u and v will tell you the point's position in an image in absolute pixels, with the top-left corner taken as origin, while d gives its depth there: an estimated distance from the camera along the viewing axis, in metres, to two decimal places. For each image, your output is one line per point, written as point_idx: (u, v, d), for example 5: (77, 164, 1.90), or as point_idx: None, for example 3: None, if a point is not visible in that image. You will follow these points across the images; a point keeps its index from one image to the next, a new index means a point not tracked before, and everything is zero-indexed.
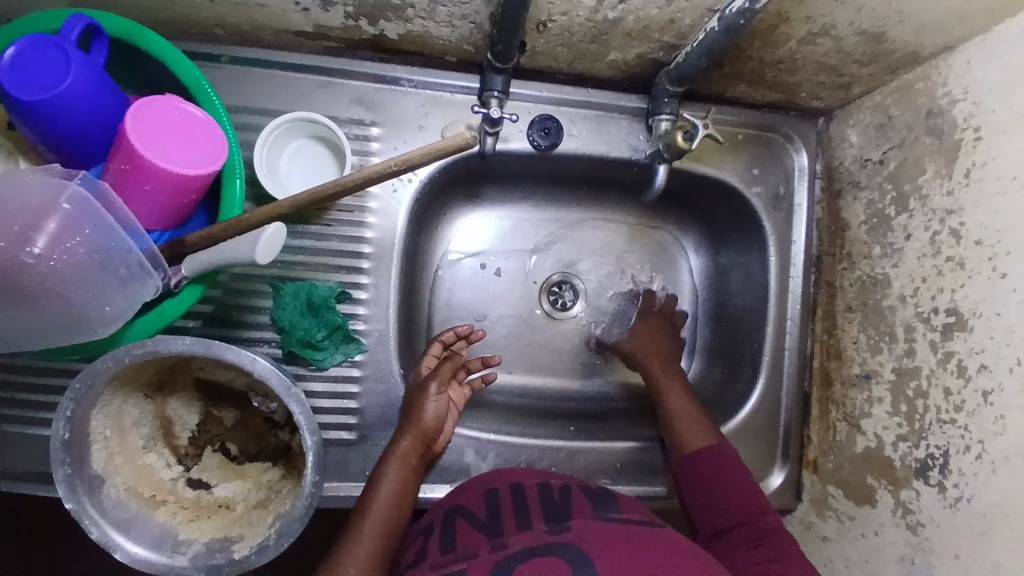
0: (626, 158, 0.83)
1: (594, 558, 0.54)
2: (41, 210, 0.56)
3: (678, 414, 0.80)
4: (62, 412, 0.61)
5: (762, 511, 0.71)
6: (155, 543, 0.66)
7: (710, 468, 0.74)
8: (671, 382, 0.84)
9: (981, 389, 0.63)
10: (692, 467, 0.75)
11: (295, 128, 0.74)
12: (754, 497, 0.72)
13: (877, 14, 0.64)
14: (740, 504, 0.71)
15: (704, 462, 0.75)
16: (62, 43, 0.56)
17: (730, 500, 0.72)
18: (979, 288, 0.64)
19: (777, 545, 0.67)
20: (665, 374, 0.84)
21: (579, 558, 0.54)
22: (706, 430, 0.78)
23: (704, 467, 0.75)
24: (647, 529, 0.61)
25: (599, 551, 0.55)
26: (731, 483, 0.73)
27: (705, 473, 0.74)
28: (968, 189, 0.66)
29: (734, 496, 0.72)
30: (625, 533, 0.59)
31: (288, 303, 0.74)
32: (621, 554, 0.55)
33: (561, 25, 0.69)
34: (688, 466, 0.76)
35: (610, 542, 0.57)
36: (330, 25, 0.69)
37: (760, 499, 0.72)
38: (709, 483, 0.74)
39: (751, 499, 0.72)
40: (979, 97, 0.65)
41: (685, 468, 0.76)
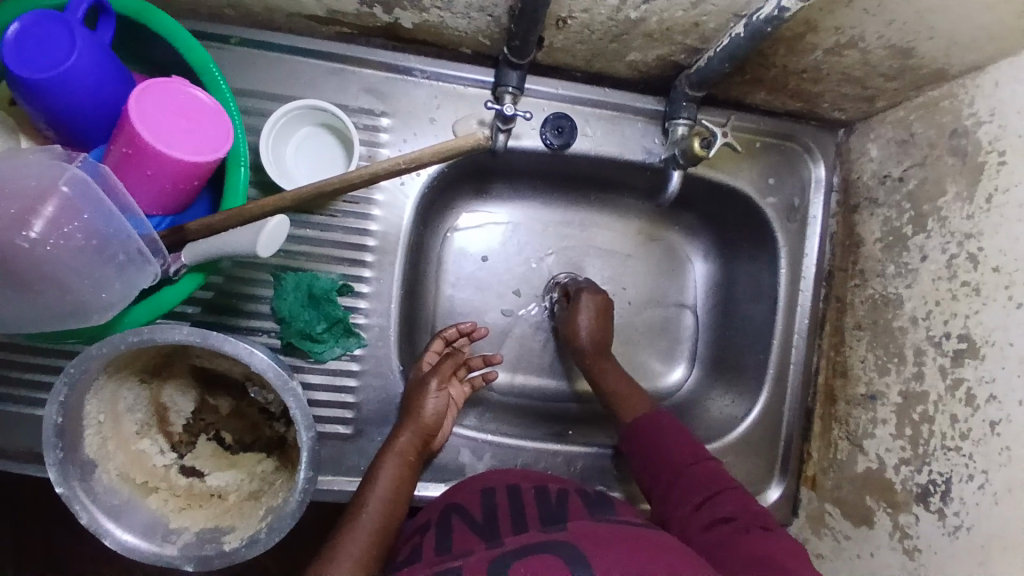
0: (639, 161, 0.81)
1: (591, 557, 0.54)
2: (39, 193, 0.55)
3: (617, 394, 0.80)
4: (55, 396, 0.60)
5: (699, 462, 0.71)
6: (146, 531, 0.65)
7: (649, 433, 0.75)
8: (603, 363, 0.83)
9: (990, 419, 0.62)
10: (635, 443, 0.75)
11: (303, 116, 0.72)
12: (693, 450, 0.72)
13: (908, 28, 0.62)
14: (680, 460, 0.71)
15: (643, 434, 0.75)
16: (66, 21, 0.55)
17: (669, 458, 0.72)
18: (994, 315, 0.63)
19: (722, 502, 0.67)
20: (597, 355, 0.83)
21: (574, 557, 0.54)
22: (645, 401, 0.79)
23: (643, 439, 0.75)
24: (638, 530, 0.60)
25: (597, 551, 0.55)
26: (670, 444, 0.73)
27: (646, 442, 0.74)
28: (989, 215, 0.64)
29: (673, 454, 0.72)
30: (619, 534, 0.58)
31: (289, 293, 0.72)
32: (619, 554, 0.55)
33: (581, 23, 0.67)
34: (630, 444, 0.76)
35: (608, 542, 0.56)
36: (343, 10, 0.67)
37: (699, 451, 0.72)
38: (652, 451, 0.73)
39: (691, 456, 0.71)
40: (1006, 119, 0.63)
41: (630, 446, 0.76)
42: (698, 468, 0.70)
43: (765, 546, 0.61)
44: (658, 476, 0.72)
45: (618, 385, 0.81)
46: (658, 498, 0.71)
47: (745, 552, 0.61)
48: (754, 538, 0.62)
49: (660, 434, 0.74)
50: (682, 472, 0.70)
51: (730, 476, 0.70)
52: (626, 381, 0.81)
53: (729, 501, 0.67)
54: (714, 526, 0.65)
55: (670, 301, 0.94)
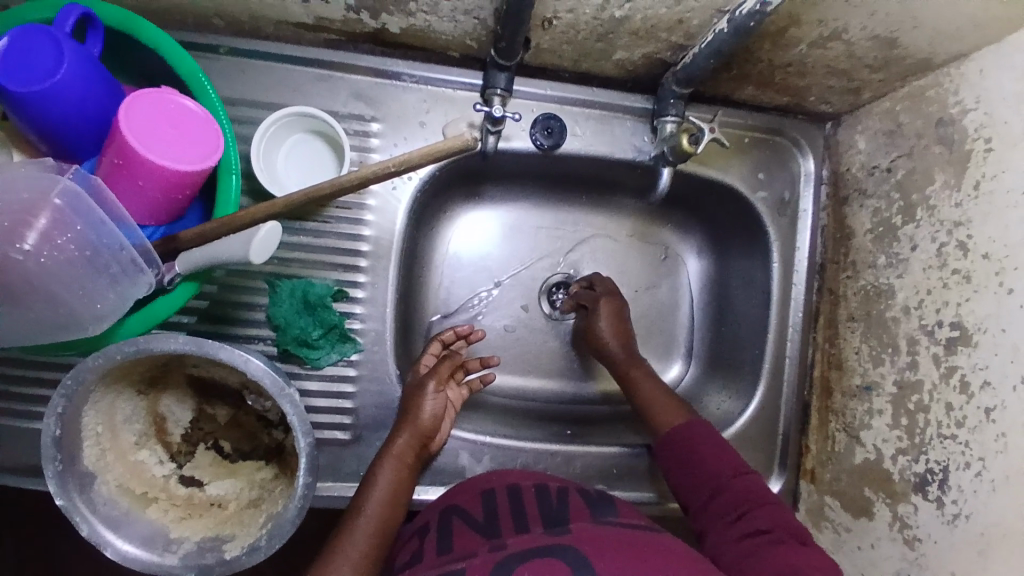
0: (630, 160, 0.81)
1: (593, 561, 0.54)
2: (29, 205, 0.55)
3: (652, 402, 0.80)
4: (52, 408, 0.60)
5: (739, 475, 0.71)
6: (146, 542, 0.65)
7: (688, 444, 0.75)
8: (635, 371, 0.82)
9: (984, 405, 0.62)
10: (672, 450, 0.75)
11: (293, 123, 0.73)
12: (734, 464, 0.72)
13: (890, 19, 0.63)
14: (720, 472, 0.72)
15: (682, 443, 0.75)
16: (54, 34, 0.55)
17: (708, 472, 0.72)
18: (986, 302, 0.63)
19: (759, 515, 0.67)
20: (629, 362, 0.83)
21: (578, 561, 0.54)
22: (681, 410, 0.79)
23: (682, 448, 0.75)
24: (645, 534, 0.61)
25: (599, 555, 0.55)
26: (711, 454, 0.73)
27: (684, 450, 0.74)
28: (977, 202, 0.65)
29: (712, 465, 0.72)
30: (622, 537, 0.59)
31: (284, 300, 0.73)
32: (621, 558, 0.55)
33: (566, 23, 0.67)
34: (665, 450, 0.76)
35: (611, 545, 0.57)
36: (330, 17, 0.68)
37: (740, 464, 0.72)
38: (690, 460, 0.74)
39: (732, 468, 0.72)
40: (991, 106, 0.64)
41: (666, 452, 0.76)
42: (740, 481, 0.71)
43: (796, 560, 0.61)
44: (695, 484, 0.72)
45: (653, 394, 0.80)
46: (694, 504, 0.72)
47: (773, 564, 0.62)
48: (786, 550, 0.63)
49: (700, 443, 0.74)
50: (721, 483, 0.71)
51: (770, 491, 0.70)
52: (659, 390, 0.80)
53: (768, 514, 0.67)
54: (746, 538, 0.66)
55: (664, 299, 0.94)
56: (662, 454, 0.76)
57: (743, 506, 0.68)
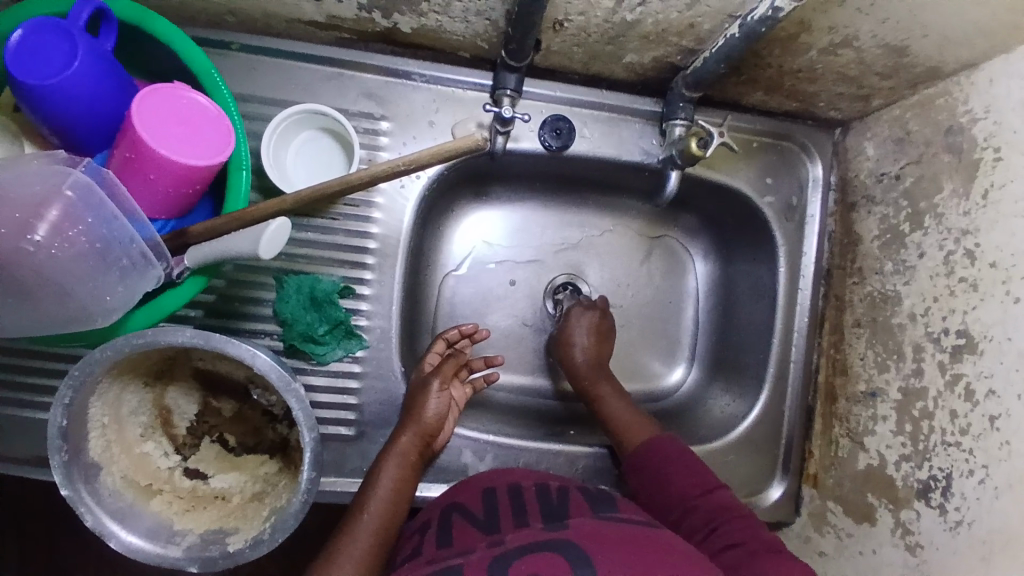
0: (638, 163, 0.82)
1: (593, 556, 0.54)
2: (44, 198, 0.56)
3: (618, 419, 0.80)
4: (60, 399, 0.61)
5: (707, 493, 0.71)
6: (150, 533, 0.66)
7: (655, 460, 0.75)
8: (598, 386, 0.83)
9: (988, 413, 0.62)
10: (638, 470, 0.75)
11: (303, 120, 0.73)
12: (702, 481, 0.72)
13: (901, 27, 0.63)
14: (688, 491, 0.72)
15: (648, 460, 0.75)
16: (68, 27, 0.55)
17: (678, 488, 0.72)
18: (992, 311, 0.63)
19: (731, 529, 0.67)
20: (594, 376, 0.83)
21: (578, 557, 0.54)
22: (646, 426, 0.79)
23: (650, 465, 0.75)
24: (644, 530, 0.61)
25: (599, 550, 0.55)
26: (677, 471, 0.73)
27: (650, 468, 0.75)
28: (985, 210, 0.65)
29: (679, 481, 0.73)
30: (623, 533, 0.59)
31: (291, 296, 0.73)
32: (621, 554, 0.55)
33: (577, 25, 0.67)
34: (631, 469, 0.76)
35: (610, 541, 0.57)
36: (343, 16, 0.68)
37: (706, 480, 0.72)
38: (659, 477, 0.74)
39: (699, 485, 0.72)
40: (1001, 115, 0.64)
41: (633, 472, 0.76)
42: (705, 497, 0.71)
43: (778, 568, 0.62)
44: (667, 500, 0.73)
45: (619, 411, 0.80)
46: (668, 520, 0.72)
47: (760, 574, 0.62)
48: (763, 564, 0.63)
49: (667, 460, 0.75)
50: (690, 500, 0.71)
51: (739, 505, 0.71)
52: (625, 405, 0.81)
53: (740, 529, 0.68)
54: (727, 550, 0.66)
55: (669, 303, 0.94)
56: (629, 474, 0.76)
57: (715, 521, 0.69)
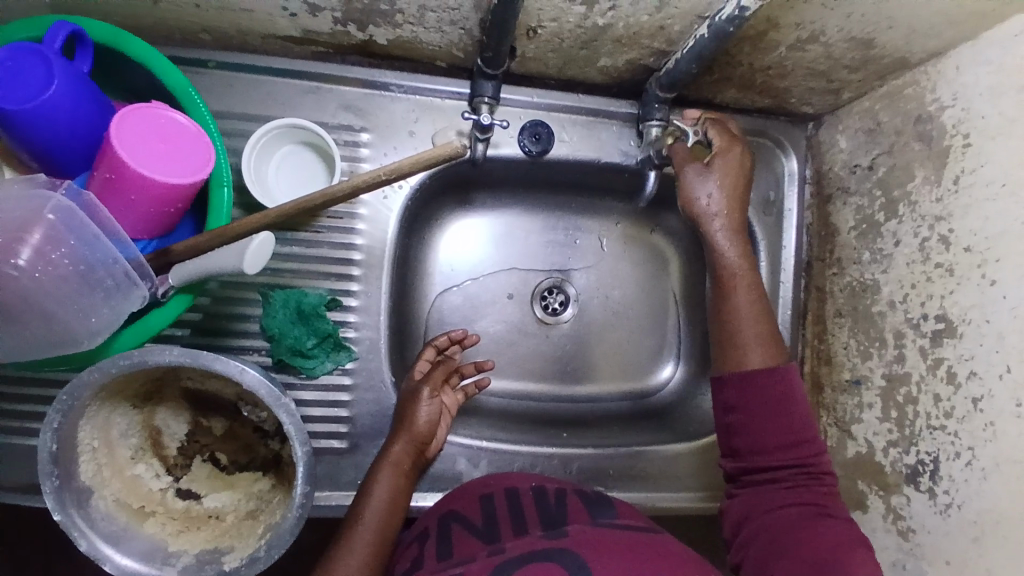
0: (617, 164, 0.83)
1: (592, 563, 0.55)
2: (25, 221, 0.56)
3: (742, 316, 0.71)
4: (49, 424, 0.60)
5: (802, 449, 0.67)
6: (145, 556, 0.65)
7: (771, 395, 0.68)
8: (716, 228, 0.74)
9: (972, 395, 0.63)
10: (740, 393, 0.68)
11: (283, 135, 0.73)
12: (803, 437, 0.67)
13: (866, 20, 0.64)
14: (785, 442, 0.67)
15: (760, 388, 0.68)
16: (44, 50, 0.56)
17: (780, 432, 0.67)
18: (969, 294, 0.64)
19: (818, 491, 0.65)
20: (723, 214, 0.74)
21: (575, 562, 0.54)
22: (768, 351, 0.70)
23: (764, 395, 0.68)
24: (641, 535, 0.61)
25: (598, 558, 0.55)
26: (783, 413, 0.67)
27: (759, 397, 0.68)
28: (958, 196, 0.66)
29: (779, 424, 0.67)
30: (622, 540, 0.59)
31: (278, 312, 0.73)
32: (619, 560, 0.56)
33: (551, 32, 0.68)
34: (732, 389, 0.69)
35: (609, 548, 0.57)
36: (318, 30, 0.68)
37: (810, 433, 0.68)
38: (762, 409, 0.67)
39: (797, 437, 0.67)
40: (968, 103, 0.66)
41: (729, 392, 0.69)
42: (802, 451, 0.67)
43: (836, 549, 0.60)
44: (757, 441, 0.67)
45: (745, 322, 0.71)
46: (739, 460, 0.69)
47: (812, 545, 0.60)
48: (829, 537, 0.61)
49: (782, 396, 0.68)
50: (782, 449, 0.67)
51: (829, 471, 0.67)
52: (755, 314, 0.71)
53: (821, 494, 0.65)
54: (785, 508, 0.65)
55: (656, 302, 0.95)
56: (724, 389, 0.70)
57: (801, 481, 0.66)
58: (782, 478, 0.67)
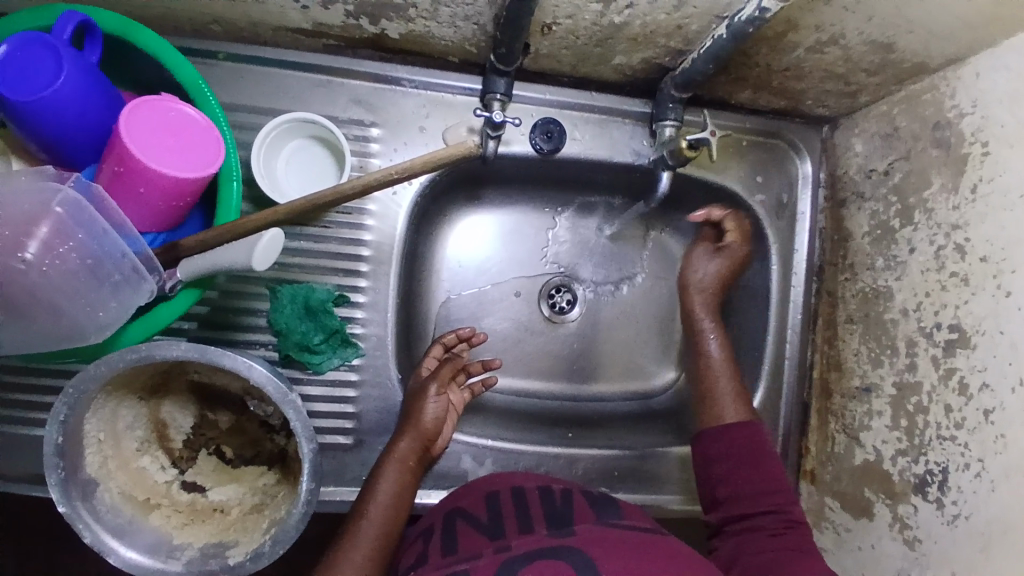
0: (629, 163, 0.82)
1: (599, 562, 0.54)
2: (33, 216, 0.55)
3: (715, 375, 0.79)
4: (55, 416, 0.60)
5: (780, 498, 0.72)
6: (150, 549, 0.66)
7: (745, 447, 0.74)
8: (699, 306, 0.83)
9: (983, 407, 0.63)
10: (721, 443, 0.75)
11: (293, 129, 0.73)
12: (779, 487, 0.72)
13: (887, 24, 0.63)
14: (763, 489, 0.72)
15: (735, 440, 0.74)
16: (53, 41, 0.55)
17: (757, 481, 0.72)
18: (983, 304, 0.63)
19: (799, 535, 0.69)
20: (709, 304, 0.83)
21: (583, 560, 0.54)
22: (741, 407, 0.77)
23: (738, 447, 0.74)
24: (649, 537, 0.61)
25: (605, 557, 0.55)
26: (759, 464, 0.73)
27: (736, 448, 0.74)
28: (975, 205, 0.65)
29: (756, 474, 0.73)
30: (629, 541, 0.59)
31: (285, 306, 0.73)
32: (626, 559, 0.55)
33: (566, 29, 0.67)
34: (714, 441, 0.75)
35: (616, 548, 0.57)
36: (330, 23, 0.68)
37: (783, 485, 0.73)
38: (738, 459, 0.74)
39: (774, 486, 0.72)
40: (988, 110, 0.65)
41: (712, 444, 0.75)
42: (779, 500, 0.72)
43: None
44: (739, 489, 0.72)
45: (722, 379, 0.78)
46: (725, 508, 0.72)
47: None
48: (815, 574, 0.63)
49: (756, 448, 0.74)
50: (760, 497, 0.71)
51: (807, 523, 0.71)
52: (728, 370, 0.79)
53: (802, 542, 0.69)
54: (771, 551, 0.67)
55: (665, 302, 0.94)
56: (707, 441, 0.76)
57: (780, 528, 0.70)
58: (763, 525, 0.70)
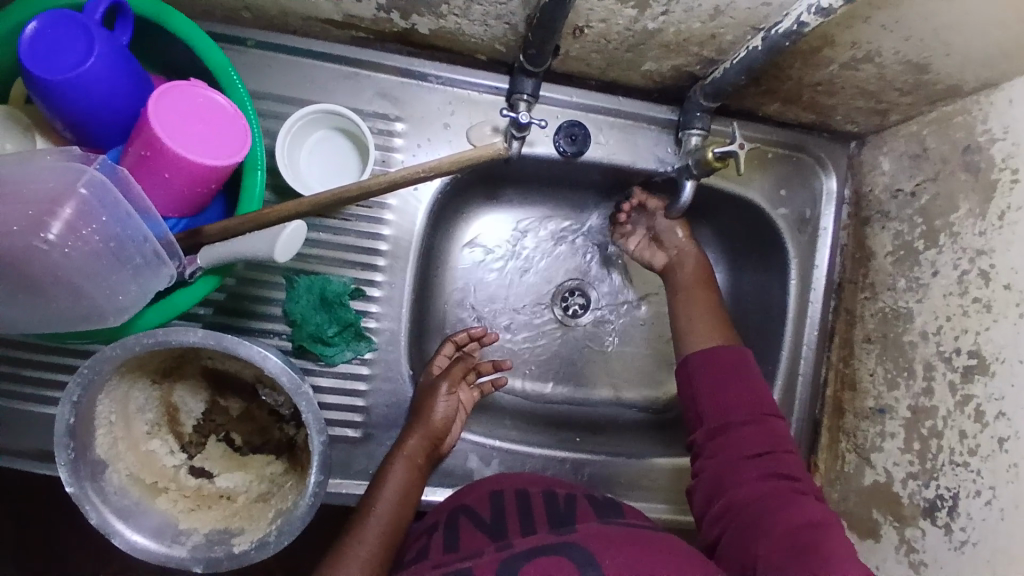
0: (651, 170, 0.81)
1: (600, 558, 0.56)
2: (56, 195, 0.55)
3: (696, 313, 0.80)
4: (68, 396, 0.61)
5: (765, 415, 0.70)
6: (155, 532, 0.66)
7: (727, 371, 0.73)
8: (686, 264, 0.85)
9: (998, 435, 0.62)
10: (704, 370, 0.74)
11: (318, 120, 0.72)
12: (763, 403, 0.71)
13: (924, 45, 0.62)
14: (746, 408, 0.70)
15: (717, 365, 0.73)
16: (85, 20, 0.55)
17: (740, 403, 0.71)
18: (1005, 332, 0.63)
19: (781, 456, 0.68)
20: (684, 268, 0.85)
21: (584, 558, 0.55)
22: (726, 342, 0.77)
23: (721, 371, 0.73)
24: (648, 533, 0.62)
25: (606, 554, 0.56)
26: (741, 387, 0.72)
27: (720, 371, 0.73)
28: (1002, 232, 0.65)
29: (740, 397, 0.71)
30: (629, 536, 0.60)
31: (301, 296, 0.73)
32: (625, 556, 0.56)
33: (597, 32, 0.67)
34: (698, 367, 0.74)
35: (617, 542, 0.58)
36: (360, 15, 0.67)
37: (767, 404, 0.71)
38: (720, 383, 0.72)
39: (758, 407, 0.71)
40: (1019, 137, 0.64)
41: (693, 370, 0.74)
42: (763, 420, 0.70)
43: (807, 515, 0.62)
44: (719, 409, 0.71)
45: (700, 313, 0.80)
46: (705, 428, 0.71)
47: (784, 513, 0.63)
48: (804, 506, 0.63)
49: (739, 371, 0.73)
50: (744, 419, 0.70)
51: (789, 437, 0.71)
52: (708, 307, 0.80)
53: (788, 465, 0.68)
54: (756, 478, 0.67)
55: None
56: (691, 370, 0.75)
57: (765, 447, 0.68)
58: (748, 445, 0.69)
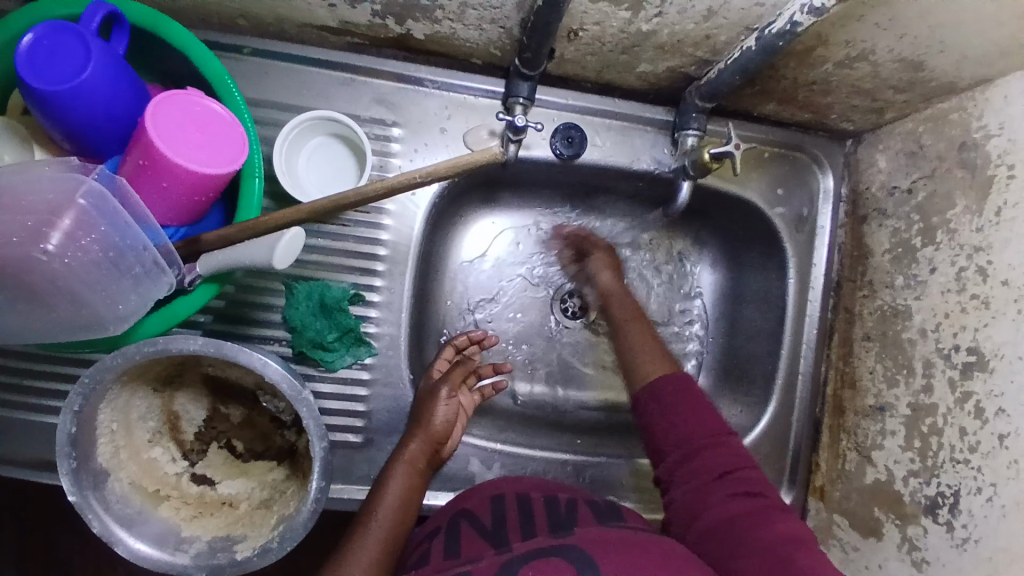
0: (648, 171, 0.81)
1: (598, 559, 0.56)
2: (56, 205, 0.55)
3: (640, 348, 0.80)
4: (70, 406, 0.61)
5: (721, 438, 0.70)
6: (157, 540, 0.66)
7: (679, 397, 0.72)
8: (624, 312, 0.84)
9: (998, 431, 0.62)
10: (660, 397, 0.73)
11: (317, 127, 0.73)
12: (712, 425, 0.70)
13: (918, 43, 0.63)
14: (702, 432, 0.70)
15: (664, 392, 0.73)
16: (82, 31, 0.55)
17: (693, 428, 0.70)
18: (1004, 329, 0.63)
19: (746, 477, 0.67)
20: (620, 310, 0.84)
21: (581, 559, 0.56)
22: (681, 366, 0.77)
23: (673, 398, 0.73)
24: (644, 535, 0.62)
25: (604, 556, 0.56)
26: (694, 412, 0.71)
27: (677, 397, 0.72)
28: (999, 228, 0.65)
29: (696, 421, 0.71)
30: (624, 539, 0.60)
31: (300, 303, 0.73)
32: (618, 555, 0.57)
33: (592, 35, 0.67)
34: (652, 396, 0.74)
35: (613, 542, 0.59)
36: (356, 21, 0.67)
37: (719, 427, 0.71)
38: (674, 411, 0.72)
39: (708, 431, 0.70)
40: (1014, 133, 0.64)
41: (650, 399, 0.74)
42: (717, 443, 0.69)
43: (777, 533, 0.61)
44: (677, 434, 0.70)
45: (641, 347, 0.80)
46: (668, 458, 0.70)
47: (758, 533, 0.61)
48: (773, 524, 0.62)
49: (688, 397, 0.73)
50: (703, 443, 0.69)
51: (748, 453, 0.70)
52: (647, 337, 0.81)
53: (752, 482, 0.66)
54: (725, 501, 0.65)
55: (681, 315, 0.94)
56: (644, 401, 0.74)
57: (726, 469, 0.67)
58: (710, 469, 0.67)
